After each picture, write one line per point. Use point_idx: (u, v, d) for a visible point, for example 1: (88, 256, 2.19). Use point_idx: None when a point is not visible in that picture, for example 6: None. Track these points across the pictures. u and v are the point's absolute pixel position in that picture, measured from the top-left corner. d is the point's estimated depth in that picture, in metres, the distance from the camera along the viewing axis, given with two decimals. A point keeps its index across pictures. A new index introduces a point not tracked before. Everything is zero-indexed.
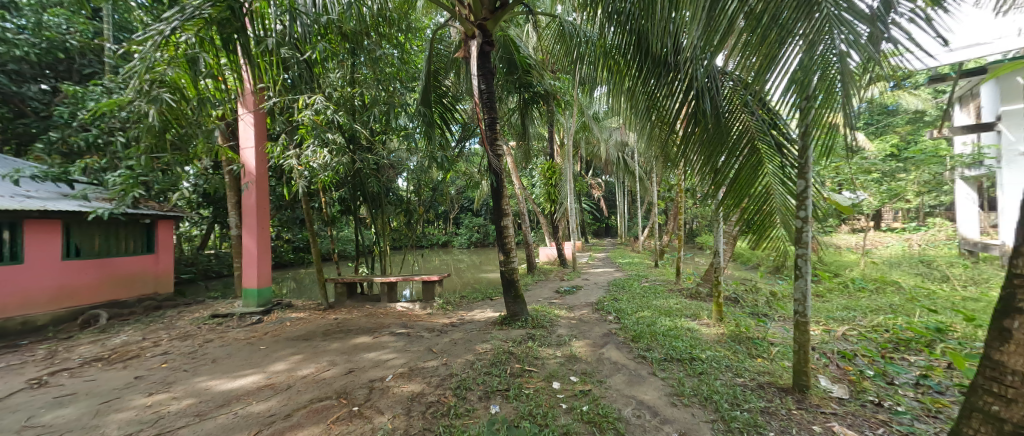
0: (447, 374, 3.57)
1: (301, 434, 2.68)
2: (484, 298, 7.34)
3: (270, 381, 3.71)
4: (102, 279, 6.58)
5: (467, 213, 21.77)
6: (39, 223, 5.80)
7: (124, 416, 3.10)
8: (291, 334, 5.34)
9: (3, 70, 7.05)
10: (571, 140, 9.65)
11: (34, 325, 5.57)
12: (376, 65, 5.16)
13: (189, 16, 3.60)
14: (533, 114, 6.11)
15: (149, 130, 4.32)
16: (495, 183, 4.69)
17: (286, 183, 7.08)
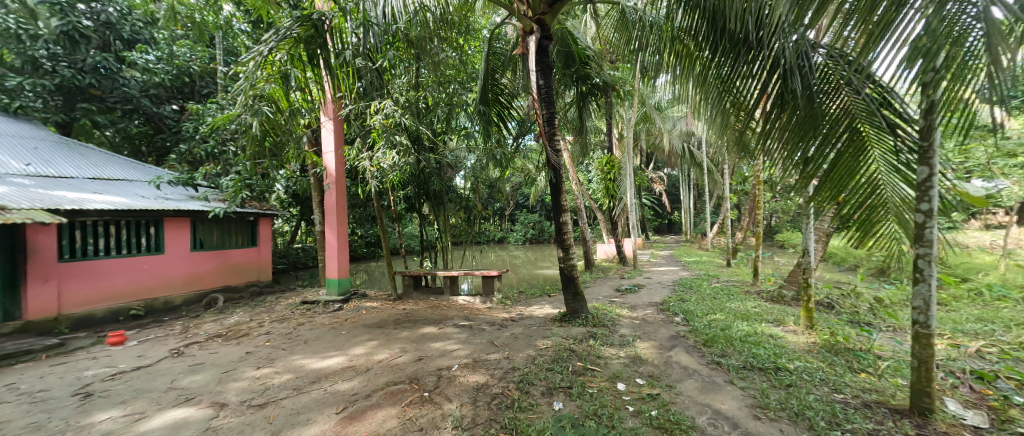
0: (510, 367, 3.64)
1: (380, 413, 2.92)
2: (542, 294, 7.35)
3: (351, 363, 4.10)
4: (220, 268, 7.73)
5: (522, 209, 21.87)
6: (174, 220, 6.97)
7: (240, 385, 3.63)
8: (367, 321, 5.83)
9: (148, 95, 8.65)
10: (631, 133, 9.17)
11: (171, 305, 6.83)
12: (437, 68, 5.41)
13: (283, 36, 4.15)
14: (591, 108, 5.93)
15: (251, 138, 4.95)
16: (554, 179, 4.64)
17: (360, 183, 7.70)
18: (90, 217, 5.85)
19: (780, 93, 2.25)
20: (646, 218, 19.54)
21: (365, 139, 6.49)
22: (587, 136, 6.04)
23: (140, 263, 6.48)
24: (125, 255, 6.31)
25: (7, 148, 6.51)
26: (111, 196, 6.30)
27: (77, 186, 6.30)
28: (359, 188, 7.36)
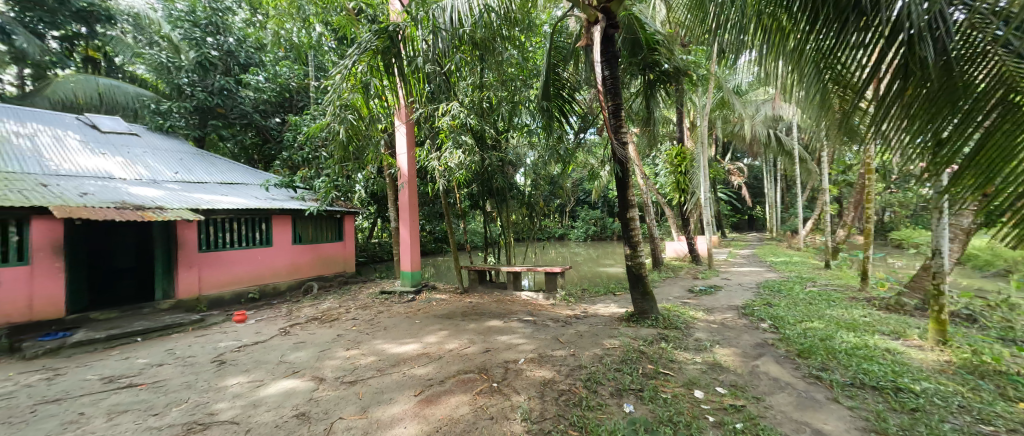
0: (577, 365, 3.60)
1: (453, 400, 3.08)
2: (607, 293, 7.12)
3: (426, 350, 4.38)
4: (316, 260, 8.72)
5: (583, 206, 21.43)
6: (280, 217, 7.99)
7: (334, 363, 4.08)
8: (438, 312, 6.16)
9: (258, 110, 10.08)
10: (706, 120, 8.43)
11: (278, 291, 7.91)
12: (500, 68, 5.52)
13: (364, 49, 4.50)
14: (659, 97, 5.56)
15: (338, 144, 5.49)
16: (620, 173, 4.45)
17: (430, 181, 8.13)
18: (220, 215, 6.99)
19: (902, 64, 1.84)
20: (722, 214, 17.94)
21: (433, 140, 6.83)
22: (655, 127, 5.67)
23: (255, 254, 7.59)
24: (243, 247, 7.42)
25: (161, 160, 8.02)
26: (234, 198, 7.45)
27: (209, 190, 7.56)
28: (429, 187, 7.79)
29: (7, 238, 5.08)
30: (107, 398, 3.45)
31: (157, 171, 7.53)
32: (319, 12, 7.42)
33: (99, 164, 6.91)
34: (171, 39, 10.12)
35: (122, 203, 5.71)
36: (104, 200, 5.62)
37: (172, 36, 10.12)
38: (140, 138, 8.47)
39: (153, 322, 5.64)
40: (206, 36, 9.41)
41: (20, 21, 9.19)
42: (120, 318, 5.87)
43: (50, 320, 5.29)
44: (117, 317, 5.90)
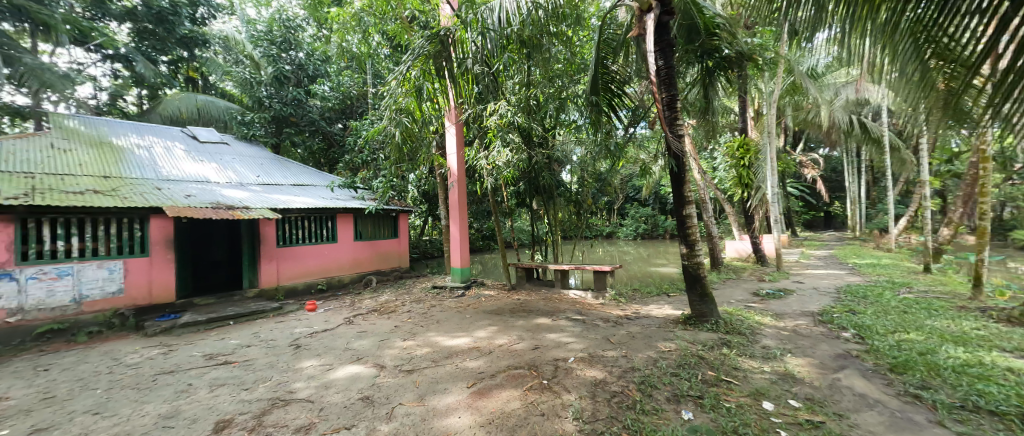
0: (629, 366, 3.49)
1: (504, 394, 3.14)
2: (660, 294, 6.80)
3: (477, 344, 4.49)
4: (375, 255, 9.29)
5: (633, 203, 20.67)
6: (343, 215, 8.59)
7: (393, 352, 4.33)
8: (487, 308, 6.29)
9: (324, 117, 10.94)
10: (773, 109, 7.73)
11: (342, 283, 8.54)
12: (547, 64, 5.49)
13: (417, 55, 4.69)
14: (719, 85, 5.17)
15: (394, 146, 5.80)
16: (676, 168, 4.21)
17: (477, 180, 8.29)
18: (293, 214, 7.68)
19: None
20: (792, 211, 16.36)
21: (482, 140, 6.96)
22: (715, 118, 5.29)
23: (323, 249, 8.23)
24: (313, 243, 8.10)
25: (246, 165, 8.99)
26: (304, 198, 8.15)
27: (285, 191, 8.34)
28: (478, 185, 7.95)
29: (132, 233, 5.97)
30: (207, 372, 3.95)
31: (242, 174, 8.46)
32: (377, 22, 7.87)
33: (198, 170, 7.91)
34: (252, 57, 11.28)
35: (216, 203, 6.49)
36: (202, 201, 6.42)
37: (253, 54, 11.29)
38: (229, 146, 9.54)
39: (242, 308, 6.36)
40: (280, 52, 10.36)
41: (139, 50, 10.77)
42: (217, 304, 6.68)
43: (165, 303, 6.17)
44: (214, 302, 6.73)
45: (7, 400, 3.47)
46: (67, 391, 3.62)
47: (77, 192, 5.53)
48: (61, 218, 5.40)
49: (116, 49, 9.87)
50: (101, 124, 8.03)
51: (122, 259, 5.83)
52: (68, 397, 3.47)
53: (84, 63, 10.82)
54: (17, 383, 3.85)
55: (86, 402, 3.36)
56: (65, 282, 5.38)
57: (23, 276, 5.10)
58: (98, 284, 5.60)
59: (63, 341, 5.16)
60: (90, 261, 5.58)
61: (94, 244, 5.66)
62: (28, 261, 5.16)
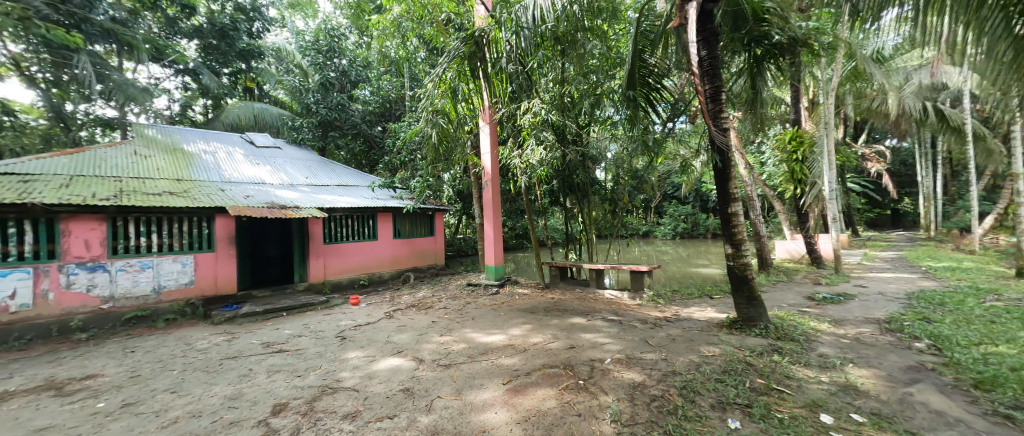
0: (670, 370, 3.36)
1: (539, 392, 3.12)
2: (702, 296, 6.50)
3: (511, 342, 4.50)
4: (412, 253, 9.57)
5: (672, 201, 19.88)
6: (383, 214, 8.92)
7: (430, 347, 4.44)
8: (521, 306, 6.30)
9: (364, 119, 11.40)
10: (831, 98, 7.13)
11: (382, 279, 8.87)
12: (582, 61, 5.40)
13: (452, 56, 4.76)
14: (769, 75, 4.83)
15: (431, 146, 5.95)
16: (720, 164, 3.99)
17: (511, 179, 8.31)
18: (337, 213, 8.07)
19: None
20: (852, 209, 15.04)
21: (516, 138, 6.97)
22: (764, 110, 4.96)
23: (364, 246, 8.59)
24: (355, 240, 8.48)
25: (295, 167, 9.55)
26: (347, 198, 8.54)
27: (330, 191, 8.78)
28: (512, 184, 7.96)
29: (201, 231, 6.52)
30: (264, 359, 4.25)
31: (292, 176, 8.99)
32: (415, 26, 8.08)
33: (255, 172, 8.51)
34: (300, 65, 11.97)
35: (271, 203, 6.96)
36: (258, 201, 6.91)
37: (301, 62, 11.98)
38: (281, 149, 10.18)
39: (293, 301, 6.78)
40: (326, 60, 10.98)
41: (204, 63, 11.75)
42: (272, 296, 7.17)
43: (228, 294, 6.71)
44: (270, 294, 7.22)
45: (102, 376, 3.92)
46: (149, 371, 4.02)
47: (156, 194, 6.12)
48: (143, 217, 5.98)
49: (186, 63, 10.81)
50: (174, 132, 8.84)
51: (192, 254, 6.39)
52: (150, 376, 3.86)
53: (159, 78, 11.94)
54: (109, 362, 4.34)
55: (164, 381, 3.72)
56: (146, 274, 5.98)
57: (113, 268, 5.71)
58: (173, 276, 6.20)
59: (145, 327, 5.75)
60: (167, 255, 6.16)
61: (170, 240, 6.23)
62: (118, 255, 5.76)
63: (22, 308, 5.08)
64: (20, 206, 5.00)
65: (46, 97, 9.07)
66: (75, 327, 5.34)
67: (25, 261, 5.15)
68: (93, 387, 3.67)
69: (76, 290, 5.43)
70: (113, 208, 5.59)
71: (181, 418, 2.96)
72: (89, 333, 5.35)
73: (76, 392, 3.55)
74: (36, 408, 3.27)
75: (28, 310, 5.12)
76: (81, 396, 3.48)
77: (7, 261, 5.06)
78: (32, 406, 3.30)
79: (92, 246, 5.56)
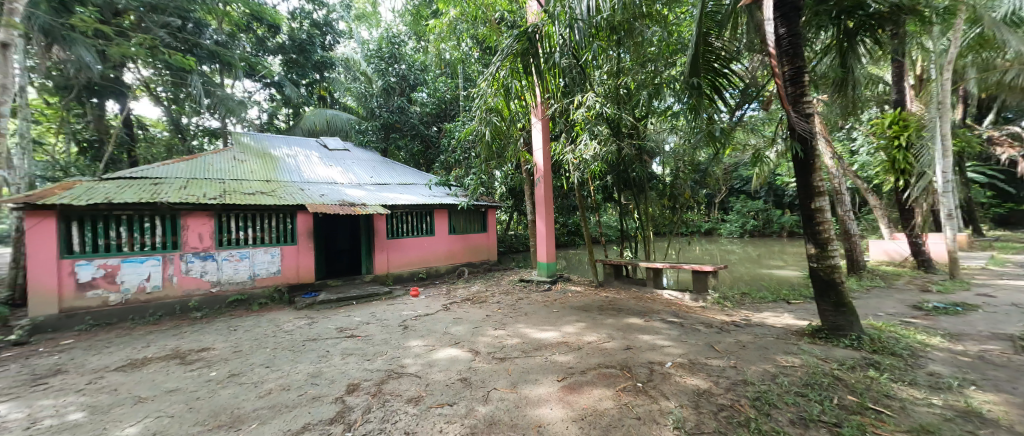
0: (740, 379, 3.10)
1: (594, 392, 3.04)
2: (777, 300, 5.91)
3: (565, 339, 4.44)
4: (466, 248, 9.84)
5: (740, 196, 18.37)
6: (439, 210, 9.25)
7: (486, 340, 4.54)
8: (574, 304, 6.21)
9: (422, 120, 11.89)
10: (947, 72, 6.04)
11: (438, 273, 9.24)
12: (640, 50, 5.14)
13: (505, 55, 4.67)
14: (864, 50, 4.21)
15: (484, 144, 6.05)
16: (801, 153, 3.57)
17: (563, 175, 8.19)
18: (398, 210, 8.51)
19: None
20: (972, 203, 12.73)
21: (569, 133, 6.87)
22: (856, 90, 4.34)
23: (422, 241, 8.99)
24: (414, 235, 8.91)
25: (361, 167, 10.23)
26: (407, 195, 9.00)
27: (392, 189, 9.30)
28: (564, 180, 7.85)
29: (286, 226, 7.23)
30: (339, 342, 4.62)
31: (358, 175, 9.65)
32: (469, 27, 8.24)
33: (328, 173, 9.27)
34: (365, 73, 12.77)
35: (342, 201, 7.54)
36: (331, 199, 7.51)
37: (366, 70, 12.80)
38: (349, 151, 10.97)
39: (361, 291, 7.30)
40: (388, 65, 11.71)
41: (286, 76, 13.09)
42: (343, 285, 7.78)
43: (308, 282, 7.41)
44: (342, 283, 7.84)
45: (212, 349, 4.52)
46: (246, 347, 4.56)
47: (251, 193, 6.92)
48: (241, 213, 6.75)
49: (272, 77, 12.13)
50: (263, 139, 9.91)
51: (279, 246, 7.12)
52: (248, 352, 4.38)
53: (251, 91, 13.45)
54: (215, 338, 4.98)
55: (259, 357, 4.20)
56: (244, 263, 6.77)
57: (220, 257, 6.54)
58: (265, 265, 6.96)
59: (244, 309, 6.54)
60: (260, 247, 6.92)
61: (262, 234, 7.00)
62: (223, 246, 6.59)
63: (155, 289, 6.02)
64: (152, 205, 5.89)
65: (167, 112, 10.67)
66: (193, 307, 6.21)
67: (156, 250, 6.06)
68: (206, 358, 4.24)
69: (193, 275, 6.31)
70: (218, 206, 6.37)
71: (274, 390, 3.32)
72: (201, 312, 6.20)
73: (194, 361, 4.13)
74: (166, 372, 3.86)
75: (159, 291, 6.05)
76: (198, 365, 4.03)
77: (143, 250, 5.98)
78: (163, 371, 3.89)
79: (204, 238, 6.40)
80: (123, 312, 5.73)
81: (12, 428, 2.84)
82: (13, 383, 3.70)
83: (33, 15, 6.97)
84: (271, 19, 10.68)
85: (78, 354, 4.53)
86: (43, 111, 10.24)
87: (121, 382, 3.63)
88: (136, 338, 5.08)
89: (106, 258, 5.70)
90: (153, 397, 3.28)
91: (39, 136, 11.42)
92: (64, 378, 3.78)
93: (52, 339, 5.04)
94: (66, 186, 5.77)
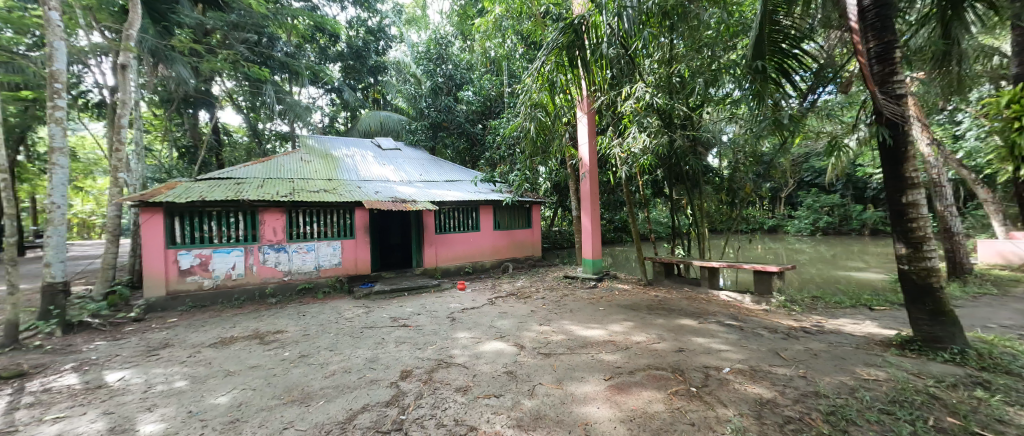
0: (812, 390, 2.81)
1: (644, 394, 2.91)
2: (855, 305, 5.30)
3: (612, 338, 4.31)
4: (511, 244, 9.89)
5: (810, 190, 16.73)
6: (484, 206, 9.37)
7: (531, 335, 4.53)
8: (622, 302, 6.02)
9: (468, 119, 12.09)
10: None
11: (483, 267, 9.38)
12: (694, 35, 4.80)
13: (550, 49, 4.48)
14: (975, 17, 3.57)
15: (529, 140, 6.03)
16: (890, 140, 3.15)
17: (610, 170, 7.93)
18: (445, 206, 8.73)
19: None
20: None
21: (617, 127, 6.62)
22: (961, 66, 3.71)
23: (468, 237, 9.17)
24: (461, 231, 9.11)
25: (410, 165, 10.62)
26: (454, 192, 9.21)
27: (439, 186, 9.56)
28: (612, 175, 7.59)
29: (345, 221, 7.69)
30: (393, 330, 4.84)
31: (408, 173, 10.03)
32: (514, 23, 8.20)
33: (381, 172, 9.73)
34: (415, 74, 13.22)
35: (394, 198, 7.89)
36: (385, 196, 7.88)
37: (416, 72, 13.24)
38: (400, 150, 11.42)
39: (412, 283, 7.59)
40: (435, 66, 12.05)
41: (345, 82, 13.98)
42: (396, 277, 8.15)
43: (365, 274, 7.84)
44: (394, 276, 8.22)
45: (285, 332, 4.93)
46: (314, 332, 4.93)
47: (316, 192, 7.44)
48: (308, 209, 7.29)
49: (332, 84, 12.99)
50: (325, 141, 10.62)
51: (340, 240, 7.60)
52: (315, 336, 4.73)
53: (315, 97, 14.47)
54: (287, 322, 5.44)
55: (325, 341, 4.51)
56: (311, 254, 7.31)
57: (291, 249, 7.12)
58: (327, 257, 7.47)
59: (310, 297, 7.07)
60: (324, 240, 7.44)
61: (325, 228, 7.50)
62: (293, 239, 7.16)
63: (239, 276, 6.69)
64: (236, 203, 6.53)
65: (247, 119, 11.83)
66: (269, 293, 6.85)
67: (239, 241, 6.72)
68: (281, 339, 4.65)
69: (270, 265, 6.94)
70: (289, 202, 6.93)
71: (337, 372, 3.54)
72: (276, 298, 6.81)
73: (271, 342, 4.54)
74: (249, 350, 4.27)
75: (242, 278, 6.72)
76: (274, 345, 4.42)
77: (229, 241, 6.66)
78: (247, 349, 4.31)
79: (277, 231, 7.00)
80: (214, 296, 6.44)
81: (133, 390, 3.28)
82: (133, 353, 4.29)
83: (143, 39, 7.99)
84: (331, 29, 11.38)
85: (180, 330, 5.16)
86: (154, 120, 11.86)
87: (214, 357, 4.07)
88: (224, 319, 5.69)
89: (201, 248, 6.42)
90: (239, 371, 3.64)
91: (147, 143, 13.17)
92: (171, 351, 4.32)
93: (160, 318, 5.80)
94: (170, 186, 6.56)
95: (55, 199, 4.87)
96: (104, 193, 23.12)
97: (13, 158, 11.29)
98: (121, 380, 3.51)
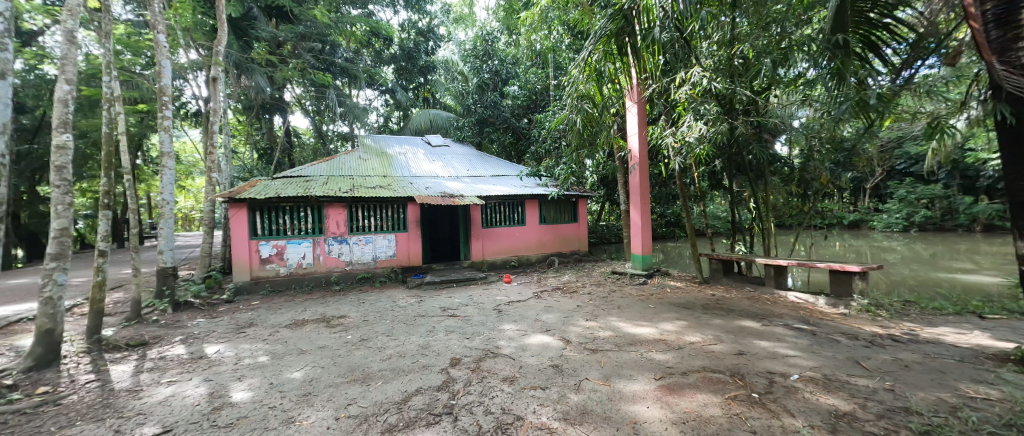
0: (900, 406, 2.48)
1: (699, 397, 2.74)
2: (957, 313, 4.60)
3: (664, 336, 4.12)
4: (557, 238, 9.79)
5: (903, 180, 14.72)
6: (530, 200, 9.36)
7: (577, 330, 4.45)
8: (674, 300, 5.74)
9: (514, 113, 12.11)
10: None
11: (529, 261, 9.40)
12: (760, 13, 4.34)
13: (598, 37, 4.22)
14: None
15: (576, 133, 5.90)
16: (1010, 118, 2.67)
17: (661, 161, 7.54)
18: (492, 200, 8.83)
19: None
20: None
21: (670, 115, 6.25)
22: None
23: (514, 231, 9.22)
24: (507, 225, 9.17)
25: (458, 160, 10.86)
26: (500, 186, 9.29)
27: (486, 181, 9.68)
28: (664, 167, 7.21)
29: (398, 215, 8.03)
30: (444, 320, 5.00)
31: (456, 168, 10.26)
32: (560, 14, 7.98)
33: (431, 168, 10.04)
34: (463, 72, 13.46)
35: (443, 193, 8.12)
36: (435, 191, 8.14)
37: (464, 69, 13.47)
38: (448, 147, 11.71)
39: (460, 275, 7.79)
40: (482, 63, 12.21)
41: (398, 83, 14.59)
42: (446, 269, 8.41)
43: (417, 265, 8.17)
44: (444, 268, 8.48)
45: (348, 317, 5.29)
46: (372, 318, 5.24)
47: (372, 188, 7.85)
48: (367, 204, 7.71)
49: (386, 85, 13.62)
50: (380, 140, 11.20)
51: (394, 233, 7.97)
52: (373, 322, 5.02)
53: (371, 98, 15.27)
54: (348, 308, 5.81)
55: (382, 326, 4.77)
56: (368, 246, 7.75)
57: (352, 241, 7.61)
58: (383, 248, 7.87)
59: (369, 285, 7.54)
60: (380, 233, 7.84)
61: (381, 222, 7.90)
62: (354, 232, 7.63)
63: (309, 265, 7.28)
64: (305, 198, 7.10)
65: (314, 122, 12.83)
66: (333, 281, 7.39)
67: (308, 234, 7.29)
68: (345, 323, 5.00)
69: (334, 256, 7.47)
70: (349, 198, 7.39)
71: (394, 356, 3.72)
72: (339, 286, 7.34)
73: (336, 325, 4.89)
74: (318, 332, 4.63)
75: (311, 267, 7.31)
76: (339, 328, 4.76)
77: (300, 233, 7.25)
78: (316, 331, 4.68)
79: (340, 225, 7.50)
80: (289, 282, 7.08)
81: (226, 362, 3.70)
82: (226, 330, 4.83)
83: (229, 54, 8.87)
84: (387, 33, 11.93)
85: (262, 312, 5.74)
86: (238, 125, 13.21)
87: (290, 336, 4.47)
88: (297, 303, 6.23)
89: (277, 239, 7.06)
90: (310, 350, 3.96)
91: (233, 146, 14.75)
92: (255, 329, 4.81)
93: (246, 300, 6.49)
94: (252, 184, 7.25)
95: (165, 196, 5.58)
96: (201, 191, 26.36)
97: (133, 163, 13.26)
98: (217, 353, 3.97)
